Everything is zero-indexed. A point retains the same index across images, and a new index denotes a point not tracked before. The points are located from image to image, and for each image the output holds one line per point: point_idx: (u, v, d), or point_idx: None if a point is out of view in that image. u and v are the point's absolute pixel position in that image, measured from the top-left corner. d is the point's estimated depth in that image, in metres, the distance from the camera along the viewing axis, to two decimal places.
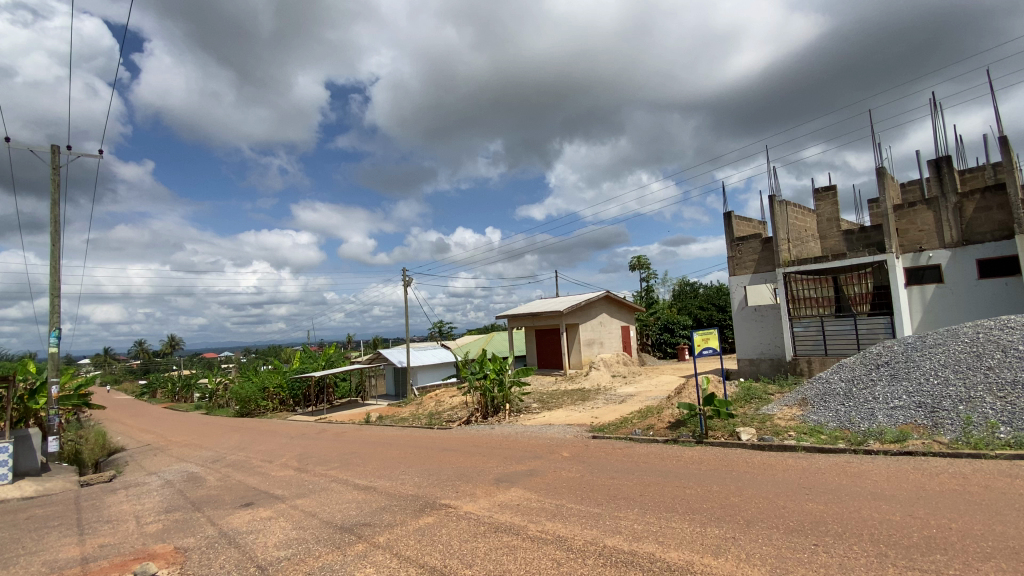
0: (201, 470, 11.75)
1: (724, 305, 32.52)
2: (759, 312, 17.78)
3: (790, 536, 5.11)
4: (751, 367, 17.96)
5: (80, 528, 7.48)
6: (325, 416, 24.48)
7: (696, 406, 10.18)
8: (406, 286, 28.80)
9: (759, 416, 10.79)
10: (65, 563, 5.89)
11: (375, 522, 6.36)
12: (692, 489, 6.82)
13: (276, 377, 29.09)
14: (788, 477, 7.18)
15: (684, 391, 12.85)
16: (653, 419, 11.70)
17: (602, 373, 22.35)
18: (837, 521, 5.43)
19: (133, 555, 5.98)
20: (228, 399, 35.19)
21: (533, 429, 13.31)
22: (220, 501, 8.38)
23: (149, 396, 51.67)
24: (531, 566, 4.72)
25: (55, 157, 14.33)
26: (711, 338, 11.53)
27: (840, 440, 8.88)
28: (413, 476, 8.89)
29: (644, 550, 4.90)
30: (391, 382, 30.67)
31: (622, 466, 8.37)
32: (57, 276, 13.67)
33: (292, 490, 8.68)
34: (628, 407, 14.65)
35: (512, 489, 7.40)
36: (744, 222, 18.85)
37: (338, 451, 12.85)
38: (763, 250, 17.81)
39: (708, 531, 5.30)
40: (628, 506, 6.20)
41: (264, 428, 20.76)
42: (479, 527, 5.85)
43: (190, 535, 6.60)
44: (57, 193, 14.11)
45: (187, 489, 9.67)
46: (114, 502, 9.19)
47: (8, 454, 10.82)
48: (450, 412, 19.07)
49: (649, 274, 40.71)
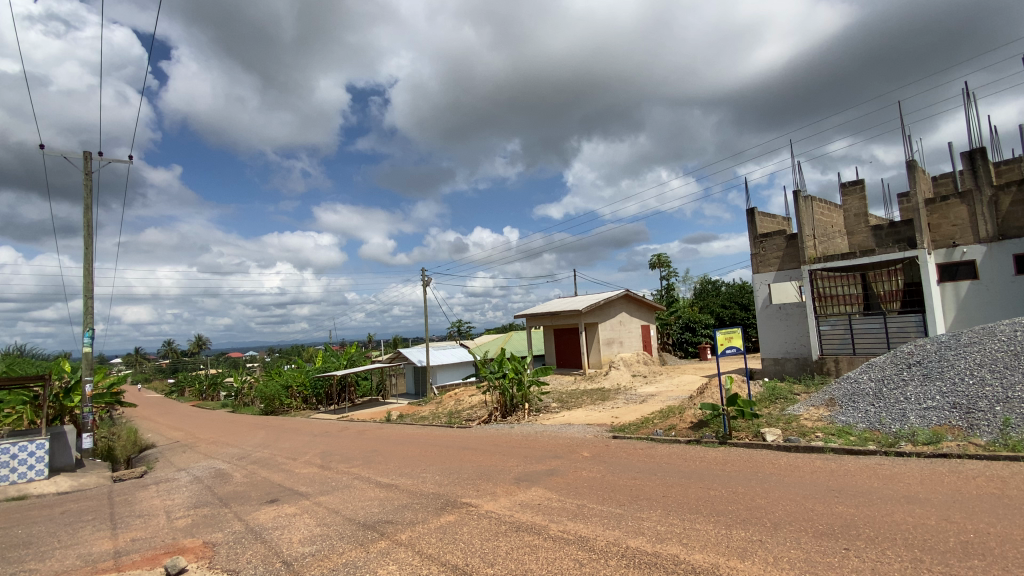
0: (227, 467, 12.03)
1: (747, 304, 31.94)
2: (784, 310, 17.39)
3: (819, 540, 4.97)
4: (775, 367, 17.57)
5: (113, 522, 7.71)
6: (346, 416, 24.01)
7: (720, 406, 10.01)
8: (425, 285, 29.05)
9: (785, 416, 10.55)
10: (98, 557, 6.07)
11: (397, 519, 6.42)
12: (716, 491, 6.70)
13: (299, 376, 29.60)
14: (817, 479, 7.00)
15: (707, 391, 12.66)
16: (675, 419, 11.55)
17: (623, 372, 22.13)
18: (869, 526, 5.26)
19: (164, 549, 6.13)
20: (254, 398, 36.03)
21: (553, 429, 13.23)
22: (247, 497, 8.55)
23: (178, 395, 53.18)
24: (553, 566, 4.69)
25: (88, 163, 14.83)
26: (735, 337, 11.29)
27: (870, 441, 8.64)
28: (433, 475, 8.92)
29: (668, 552, 4.83)
30: (411, 382, 30.94)
31: (644, 466, 8.29)
32: (90, 278, 14.15)
33: (316, 487, 8.80)
34: (649, 408, 14.45)
35: (533, 488, 7.37)
36: (768, 219, 18.48)
37: (359, 449, 12.99)
38: (788, 247, 17.43)
39: (734, 533, 5.20)
40: (649, 507, 6.11)
41: (288, 425, 21.16)
42: (499, 526, 5.85)
43: (218, 530, 6.74)
44: (90, 197, 14.59)
45: (215, 485, 9.90)
46: (145, 497, 9.46)
47: (46, 450, 11.27)
48: (469, 412, 19.07)
49: (669, 272, 40.22)
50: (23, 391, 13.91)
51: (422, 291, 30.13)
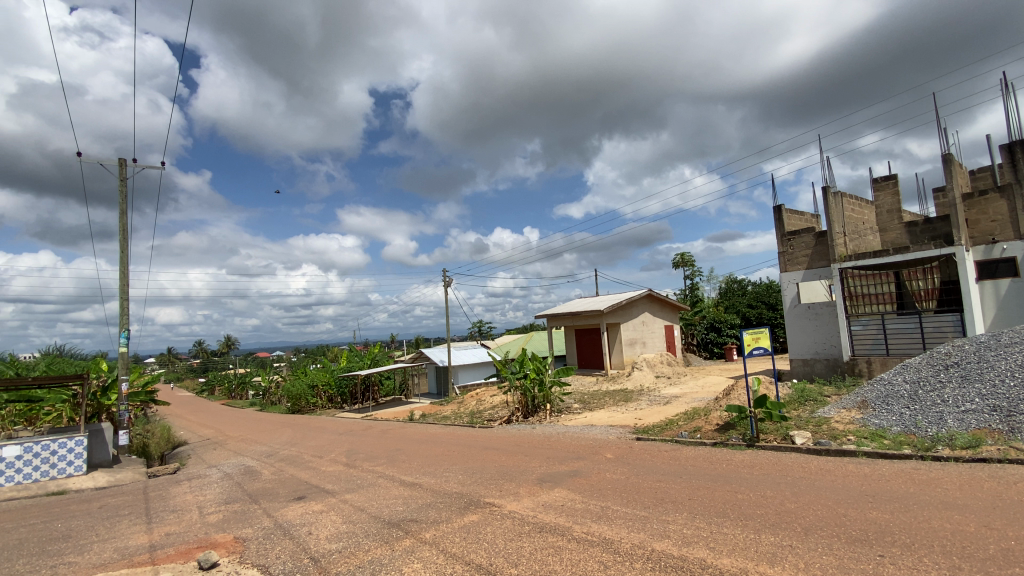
0: (256, 464, 12.33)
1: (774, 303, 31.26)
2: (813, 310, 16.92)
3: (852, 546, 4.82)
4: (804, 368, 17.09)
5: (148, 517, 7.97)
6: (369, 415, 24.31)
7: (747, 408, 9.81)
8: (447, 286, 29.24)
9: (814, 419, 10.27)
10: (134, 550, 6.27)
11: (421, 518, 6.45)
12: (744, 494, 6.56)
13: (324, 376, 30.14)
14: (850, 484, 6.79)
15: (733, 392, 12.42)
16: (700, 421, 11.38)
17: (646, 373, 21.88)
18: (905, 532, 5.08)
19: (196, 544, 6.31)
20: (281, 397, 36.83)
21: (575, 429, 13.19)
22: (275, 494, 8.74)
23: (209, 393, 54.84)
24: (578, 568, 4.66)
25: (122, 169, 15.37)
26: (762, 338, 11.03)
27: (904, 445, 8.34)
28: (457, 474, 9.00)
29: (694, 555, 4.75)
30: (433, 382, 31.19)
31: (668, 468, 8.21)
32: (125, 281, 14.65)
33: (342, 485, 8.93)
34: (673, 409, 14.23)
35: (556, 489, 7.35)
36: (796, 216, 18.02)
37: (384, 448, 13.17)
38: (817, 245, 16.93)
39: (763, 538, 5.08)
40: (674, 510, 6.01)
41: (314, 424, 21.59)
42: (523, 527, 5.84)
43: (248, 526, 6.90)
44: (125, 203, 15.12)
45: (244, 482, 10.14)
46: (178, 493, 9.75)
47: (84, 447, 11.71)
48: (490, 412, 19.14)
49: (693, 271, 39.63)
50: (63, 389, 14.51)
51: (443, 292, 30.37)
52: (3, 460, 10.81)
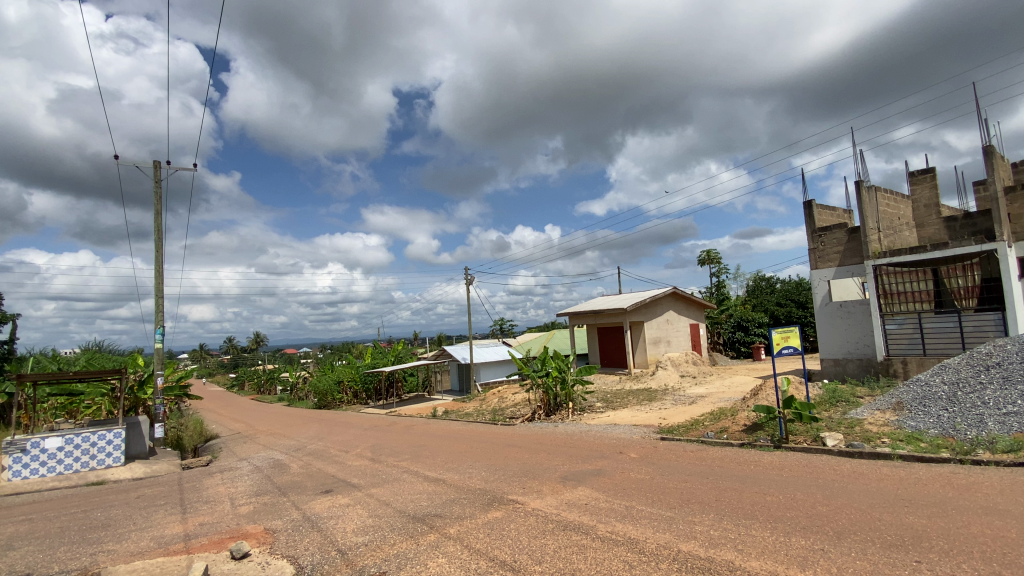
0: (285, 458, 12.61)
1: (804, 301, 30.48)
2: (845, 308, 16.41)
3: (887, 551, 4.67)
4: (836, 368, 16.59)
5: (183, 507, 8.25)
6: (394, 411, 24.61)
7: (775, 408, 9.60)
8: (469, 283, 29.40)
9: (846, 420, 9.98)
10: (170, 539, 6.49)
11: (446, 514, 6.51)
12: (773, 496, 6.41)
13: (349, 372, 30.64)
14: (884, 487, 6.57)
15: (761, 392, 12.14)
16: (727, 422, 11.16)
17: (670, 372, 21.58)
18: (943, 537, 4.89)
19: (229, 534, 6.50)
20: (307, 392, 37.63)
21: (598, 428, 13.09)
22: (303, 487, 8.93)
23: (239, 388, 56.45)
24: (602, 567, 4.63)
25: (157, 171, 15.89)
26: (792, 337, 10.75)
27: (942, 448, 8.03)
28: (480, 470, 9.03)
29: (722, 557, 4.67)
30: (455, 379, 31.38)
31: (693, 468, 8.09)
32: (160, 279, 15.16)
33: (367, 479, 9.08)
34: (698, 410, 13.98)
35: (579, 488, 7.30)
36: (827, 212, 17.50)
37: (408, 444, 13.32)
38: (849, 241, 16.39)
39: (793, 541, 4.96)
40: (700, 511, 5.91)
41: (340, 419, 22.00)
42: (546, 524, 5.83)
43: (278, 518, 7.07)
44: (160, 204, 15.62)
45: (274, 475, 10.39)
46: (211, 485, 10.06)
47: (122, 439, 12.16)
48: (513, 409, 19.16)
49: (719, 269, 38.86)
50: (102, 383, 15.12)
51: (466, 290, 30.53)
52: (46, 451, 11.32)
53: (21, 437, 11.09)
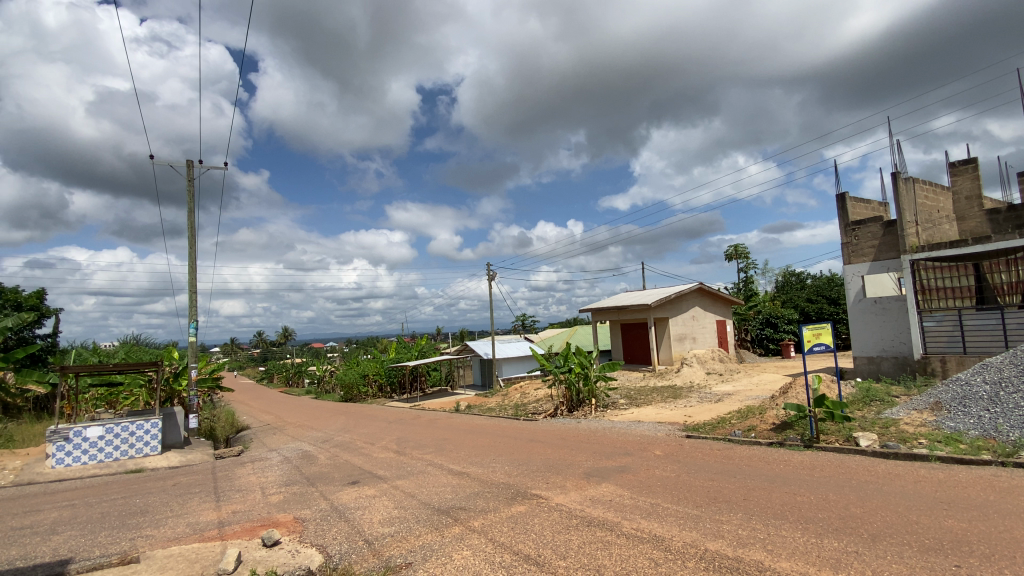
0: (312, 449, 12.89)
1: (837, 297, 29.62)
2: (881, 304, 15.84)
3: (924, 555, 4.51)
4: (870, 366, 16.06)
5: (217, 495, 8.53)
6: (417, 405, 24.91)
7: (805, 406, 9.36)
8: (492, 279, 29.52)
9: (881, 420, 9.67)
10: (205, 526, 6.73)
11: (470, 507, 6.55)
12: (804, 497, 6.25)
13: (374, 366, 31.13)
14: (922, 489, 6.34)
15: (791, 391, 11.83)
16: (755, 420, 10.92)
17: (696, 369, 21.22)
18: (985, 542, 4.69)
19: (260, 522, 6.69)
20: (334, 385, 38.44)
21: (622, 425, 12.98)
22: (331, 478, 9.12)
23: (268, 380, 58.06)
24: (627, 564, 4.59)
25: (190, 170, 16.37)
26: (824, 334, 10.44)
27: (983, 450, 7.69)
28: (503, 465, 9.07)
29: (750, 557, 4.58)
30: (478, 374, 31.52)
31: (721, 467, 7.94)
32: (193, 274, 15.64)
33: (393, 471, 9.22)
34: (724, 408, 13.72)
35: (603, 484, 7.26)
36: (861, 205, 16.93)
37: (431, 437, 13.48)
38: (885, 235, 15.82)
39: (825, 543, 4.83)
40: (728, 510, 5.80)
41: (365, 412, 22.38)
42: (570, 520, 5.82)
43: (307, 507, 7.24)
44: (192, 202, 16.10)
45: (302, 466, 10.64)
46: (243, 474, 10.37)
47: (158, 429, 12.62)
48: (535, 405, 19.14)
49: (747, 264, 38.01)
50: (140, 375, 15.72)
51: (488, 285, 30.63)
52: (87, 440, 11.82)
53: (64, 426, 11.60)
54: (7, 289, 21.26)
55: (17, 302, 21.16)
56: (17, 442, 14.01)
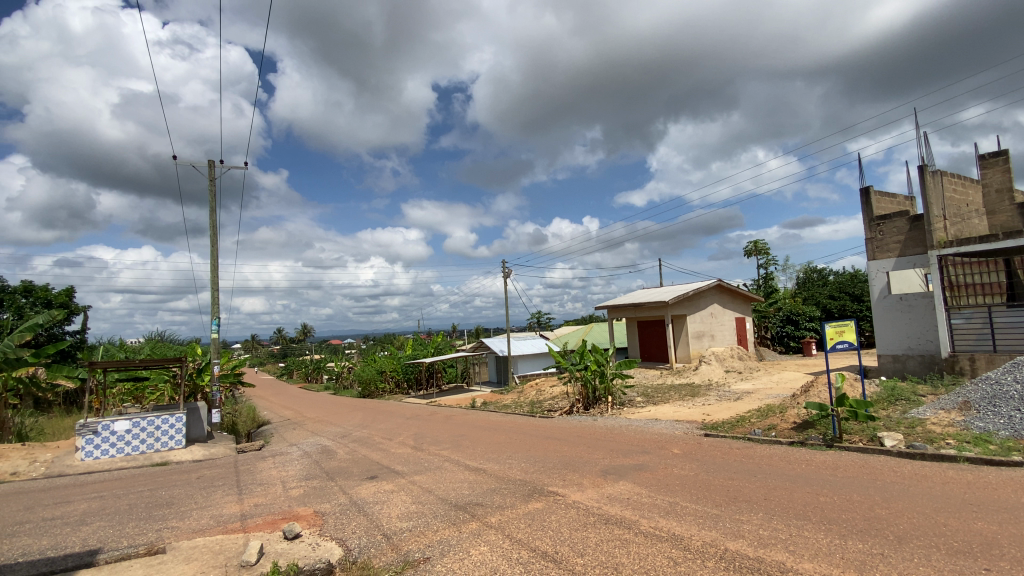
0: (332, 444, 13.08)
1: (860, 294, 28.96)
2: (906, 301, 15.43)
3: (953, 558, 4.39)
4: (895, 364, 15.67)
5: (239, 488, 8.72)
6: (433, 401, 25.12)
7: (828, 406, 9.16)
8: (508, 276, 29.57)
9: (907, 420, 9.43)
10: (228, 518, 6.87)
11: (487, 503, 6.57)
12: (827, 497, 6.13)
13: (391, 362, 31.44)
14: (951, 491, 6.16)
15: (812, 390, 11.61)
16: (775, 419, 10.74)
17: (714, 367, 20.98)
18: (1017, 546, 4.54)
19: (281, 515, 6.81)
20: (352, 381, 38.93)
21: (639, 423, 12.89)
22: (349, 473, 9.23)
23: (288, 376, 59.09)
24: (646, 563, 4.56)
25: (212, 170, 16.68)
26: (847, 331, 10.20)
27: (1014, 452, 7.45)
28: (520, 461, 9.07)
29: (772, 558, 4.51)
30: (494, 370, 31.60)
31: (741, 466, 7.83)
32: (215, 272, 15.96)
33: (410, 467, 9.30)
34: (743, 406, 13.49)
35: (621, 482, 7.22)
36: (886, 199, 16.50)
37: (448, 433, 13.55)
38: (911, 230, 15.40)
39: (848, 544, 4.74)
40: (749, 510, 5.72)
41: (383, 408, 22.62)
42: (588, 517, 5.81)
43: (326, 501, 7.34)
44: (214, 201, 16.40)
45: (322, 460, 10.80)
46: (264, 468, 10.57)
47: (183, 423, 12.94)
48: (551, 402, 19.13)
49: (767, 260, 37.37)
50: (165, 370, 16.12)
51: (504, 282, 30.64)
52: (115, 433, 12.15)
53: (93, 420, 11.95)
54: (38, 287, 21.93)
55: (46, 300, 21.82)
56: (48, 435, 14.49)
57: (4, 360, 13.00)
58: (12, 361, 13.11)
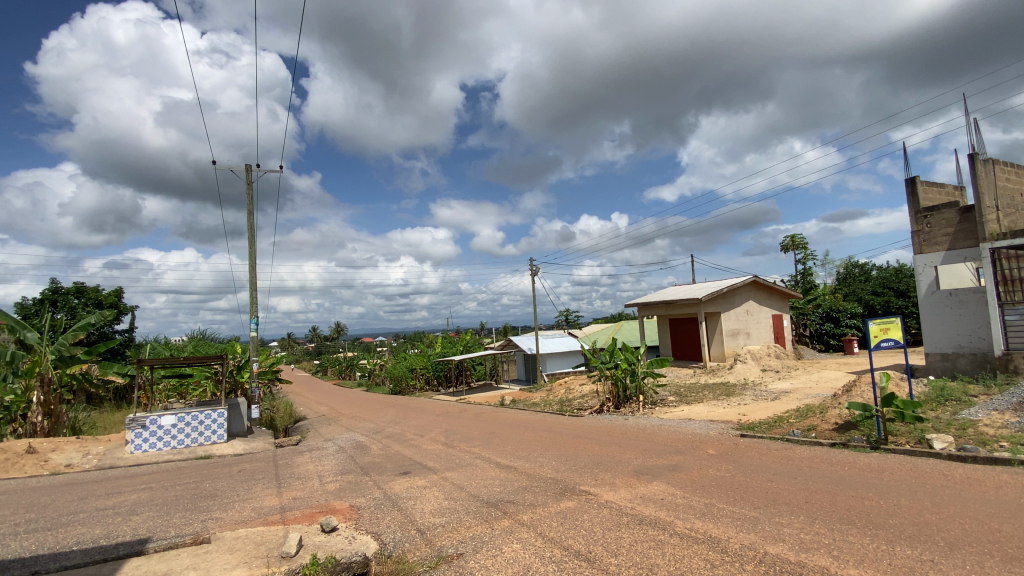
0: (366, 440, 13.37)
1: (906, 290, 27.73)
2: (956, 297, 14.66)
3: (1011, 566, 4.15)
4: (944, 363, 14.91)
5: (279, 482, 9.01)
6: (463, 399, 25.36)
7: (872, 406, 8.75)
8: (535, 274, 29.56)
9: (957, 421, 8.97)
10: (269, 510, 7.10)
11: (519, 501, 6.57)
12: (873, 501, 5.89)
13: (421, 360, 31.87)
14: (1007, 496, 5.84)
15: (855, 389, 11.17)
16: (815, 420, 10.39)
17: (750, 366, 20.38)
18: None
19: (319, 508, 6.99)
20: (383, 378, 39.61)
21: (672, 423, 12.66)
22: (383, 468, 9.41)
23: (322, 372, 60.75)
24: (682, 564, 4.48)
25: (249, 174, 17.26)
26: (892, 328, 9.74)
27: None
28: (550, 460, 9.05)
29: (815, 562, 4.37)
30: (522, 368, 31.56)
31: (779, 467, 7.62)
32: (253, 272, 16.49)
33: (442, 463, 9.41)
34: (781, 406, 13.10)
35: (654, 482, 7.12)
36: (933, 189, 15.70)
37: (479, 430, 13.65)
38: (961, 222, 14.61)
39: (897, 550, 4.54)
40: (790, 513, 5.57)
41: (414, 405, 22.99)
42: (621, 517, 5.74)
43: (362, 496, 7.50)
44: (251, 204, 16.96)
45: (356, 456, 11.05)
46: (301, 462, 10.87)
47: (224, 419, 13.46)
48: (580, 401, 19.02)
49: (805, 255, 36.11)
50: (207, 367, 16.75)
51: (532, 280, 30.58)
52: (162, 427, 12.73)
53: (142, 415, 12.57)
54: (89, 288, 23.13)
55: (97, 300, 22.99)
56: (98, 429, 15.29)
57: (59, 357, 13.70)
58: (66, 358, 13.81)
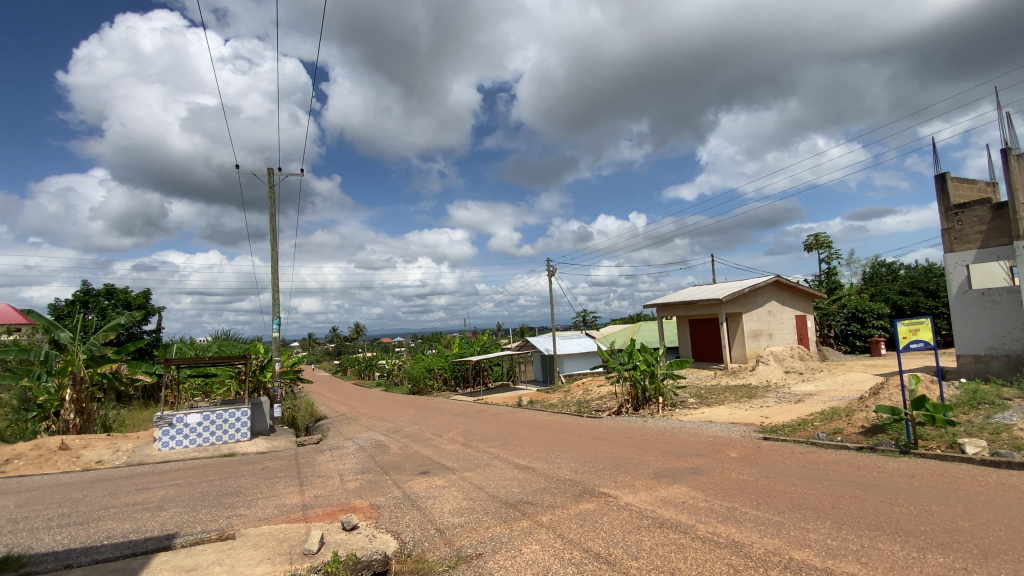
0: (385, 439, 13.49)
1: (935, 289, 26.92)
2: (989, 297, 14.16)
3: None
4: (976, 365, 14.43)
5: (301, 480, 9.15)
6: (481, 399, 25.44)
7: (901, 410, 8.48)
8: (552, 274, 29.49)
9: (991, 425, 8.66)
10: (291, 508, 7.22)
11: (538, 502, 6.56)
12: (902, 507, 5.72)
13: (439, 360, 32.06)
14: None
15: (883, 392, 10.88)
16: (841, 423, 10.15)
17: (773, 368, 19.99)
18: None
19: (340, 506, 7.08)
20: (402, 378, 39.94)
21: (692, 425, 12.49)
22: (402, 467, 9.47)
23: (342, 372, 61.58)
24: (705, 568, 4.43)
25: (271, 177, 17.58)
26: (922, 330, 9.44)
27: None
28: (569, 461, 9.01)
29: (842, 569, 4.26)
30: (540, 369, 31.49)
31: (803, 471, 7.46)
32: (275, 274, 16.79)
33: (460, 463, 9.45)
34: (805, 409, 12.83)
35: (675, 485, 7.03)
36: (963, 185, 15.20)
37: (496, 430, 13.67)
38: (994, 219, 14.11)
39: (928, 557, 4.40)
40: (815, 518, 5.44)
41: (432, 405, 23.14)
42: (642, 520, 5.69)
43: (381, 495, 7.57)
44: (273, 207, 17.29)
45: (376, 454, 11.17)
46: (322, 461, 11.02)
47: (247, 417, 13.75)
48: (598, 402, 18.89)
49: (829, 254, 35.33)
50: (231, 367, 17.13)
51: (549, 281, 30.50)
52: (188, 425, 13.03)
53: (168, 413, 12.82)
54: (119, 290, 23.84)
55: (126, 302, 23.67)
56: (127, 427, 15.73)
57: (91, 356, 14.07)
58: (97, 358, 14.21)
